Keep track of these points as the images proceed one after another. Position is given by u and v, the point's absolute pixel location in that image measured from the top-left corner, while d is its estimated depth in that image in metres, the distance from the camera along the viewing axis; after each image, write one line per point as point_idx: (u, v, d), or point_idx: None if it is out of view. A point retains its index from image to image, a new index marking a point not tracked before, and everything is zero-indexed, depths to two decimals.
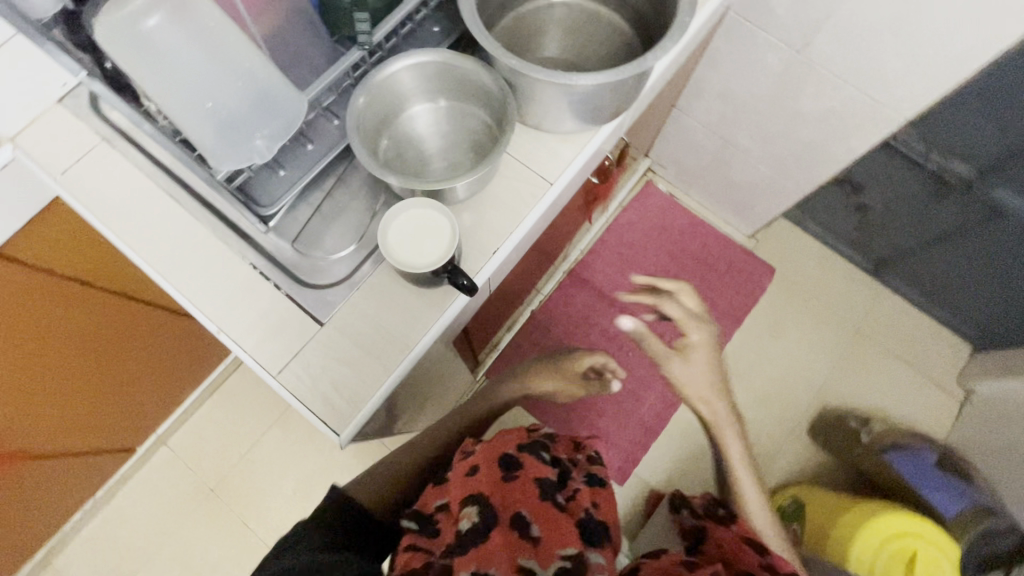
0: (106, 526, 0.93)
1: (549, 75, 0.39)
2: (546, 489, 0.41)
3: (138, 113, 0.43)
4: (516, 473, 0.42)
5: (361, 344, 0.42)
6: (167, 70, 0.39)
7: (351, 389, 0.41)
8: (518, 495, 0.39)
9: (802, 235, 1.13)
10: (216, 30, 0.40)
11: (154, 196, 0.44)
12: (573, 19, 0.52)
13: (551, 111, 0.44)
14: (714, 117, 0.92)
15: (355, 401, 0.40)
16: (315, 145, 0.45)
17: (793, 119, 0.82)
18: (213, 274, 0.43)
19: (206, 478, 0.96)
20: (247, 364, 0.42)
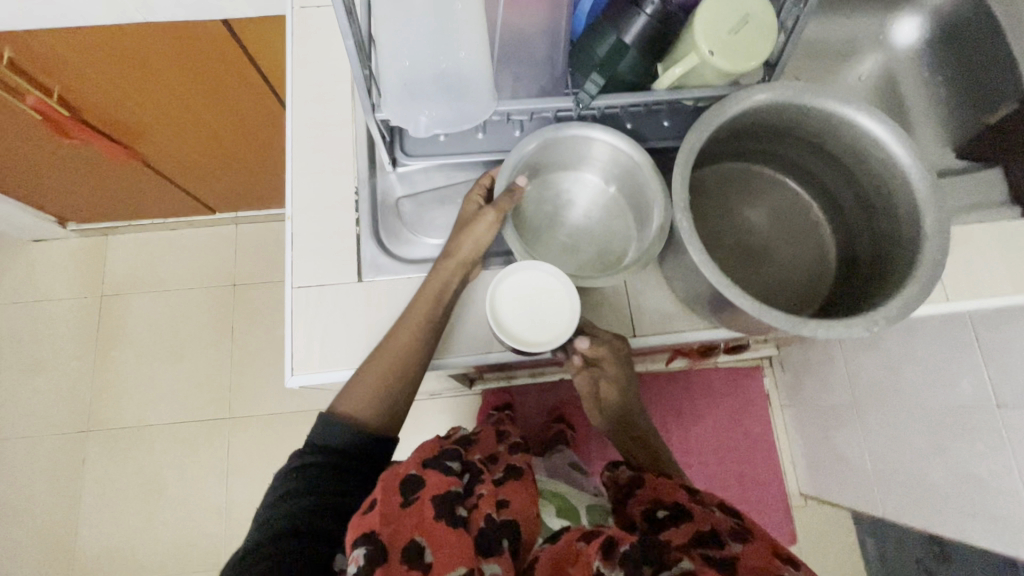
0: (156, 250, 1.06)
1: (707, 268, 0.34)
2: (452, 495, 0.36)
3: None
4: (416, 494, 0.35)
5: (371, 320, 0.41)
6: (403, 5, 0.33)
7: (341, 343, 0.41)
8: (424, 506, 0.35)
9: (853, 543, 0.97)
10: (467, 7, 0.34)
11: (341, 75, 0.47)
12: (791, 209, 0.46)
13: (687, 284, 0.39)
14: (862, 375, 0.78)
15: (333, 356, 0.41)
16: (484, 137, 0.43)
17: (936, 437, 0.68)
18: (326, 168, 0.45)
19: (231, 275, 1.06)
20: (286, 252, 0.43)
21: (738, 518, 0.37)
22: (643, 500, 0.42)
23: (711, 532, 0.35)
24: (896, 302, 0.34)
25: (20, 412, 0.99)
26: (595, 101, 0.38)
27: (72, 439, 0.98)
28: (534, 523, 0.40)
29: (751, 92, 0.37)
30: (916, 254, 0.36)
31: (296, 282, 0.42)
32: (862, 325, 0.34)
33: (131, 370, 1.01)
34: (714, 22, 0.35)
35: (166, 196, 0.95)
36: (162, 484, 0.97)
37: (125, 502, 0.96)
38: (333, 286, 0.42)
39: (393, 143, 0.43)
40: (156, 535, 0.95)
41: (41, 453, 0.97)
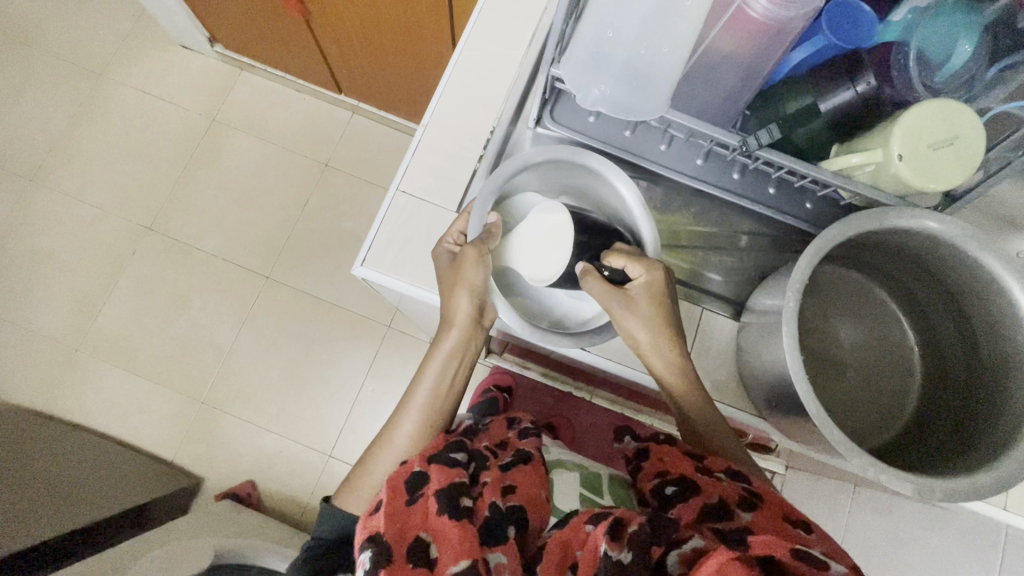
0: (276, 101, 1.11)
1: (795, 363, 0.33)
2: (454, 489, 0.38)
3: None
4: (421, 492, 0.38)
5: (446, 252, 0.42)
6: None
7: (413, 263, 0.42)
8: (424, 510, 0.37)
9: None
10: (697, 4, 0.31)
11: (525, 17, 0.47)
12: (888, 342, 0.44)
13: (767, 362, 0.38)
14: (858, 533, 0.74)
15: (403, 271, 0.42)
16: (629, 135, 0.43)
17: None
18: (473, 99, 0.45)
19: (328, 152, 1.09)
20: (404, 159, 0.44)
21: (745, 481, 0.38)
22: (648, 473, 0.42)
23: (719, 505, 0.35)
24: (955, 482, 0.32)
25: (104, 185, 1.07)
26: (760, 151, 0.36)
27: (133, 229, 1.05)
28: (545, 506, 0.41)
29: (917, 213, 0.34)
30: (1004, 450, 0.33)
31: (403, 186, 0.43)
32: (910, 486, 0.31)
33: (207, 195, 1.07)
34: (917, 130, 0.33)
35: (307, 58, 0.98)
36: (186, 303, 1.03)
37: (150, 303, 1.02)
38: (433, 206, 0.43)
39: (548, 103, 0.42)
40: (162, 344, 1.01)
41: (103, 229, 1.05)
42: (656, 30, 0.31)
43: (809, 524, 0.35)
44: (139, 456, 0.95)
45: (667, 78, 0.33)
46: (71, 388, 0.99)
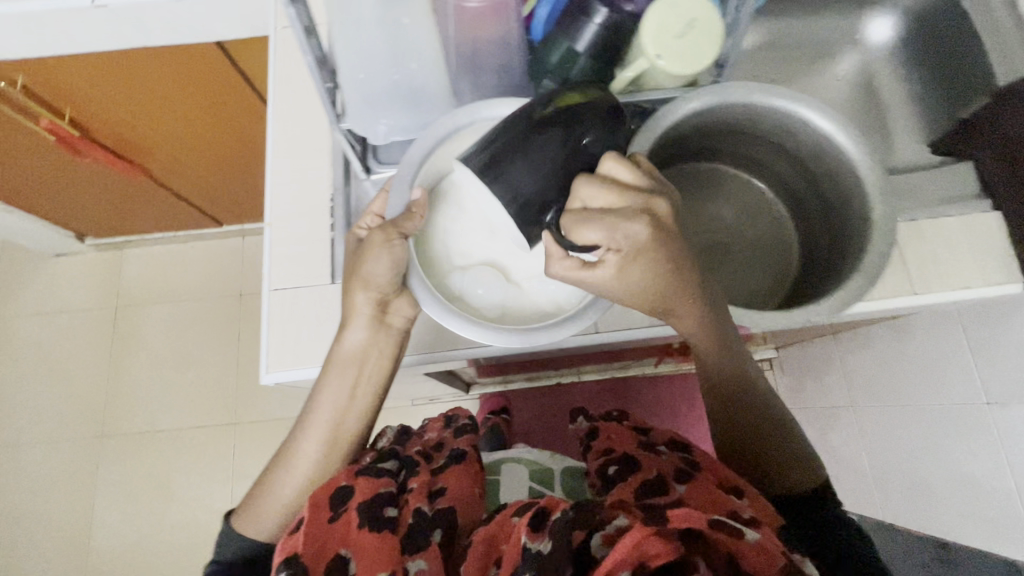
0: (169, 263, 1.11)
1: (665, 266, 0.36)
2: (378, 502, 0.39)
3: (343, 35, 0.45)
4: (345, 506, 0.39)
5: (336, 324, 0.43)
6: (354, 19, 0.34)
7: (312, 348, 0.43)
8: (345, 525, 0.37)
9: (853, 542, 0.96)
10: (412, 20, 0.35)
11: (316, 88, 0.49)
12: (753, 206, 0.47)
13: None
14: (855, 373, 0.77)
15: (306, 360, 0.43)
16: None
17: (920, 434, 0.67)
18: (305, 180, 0.47)
19: (239, 283, 1.09)
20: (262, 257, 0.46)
21: (684, 455, 0.45)
22: (598, 450, 0.49)
23: (656, 477, 0.41)
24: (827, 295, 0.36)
25: (40, 421, 1.04)
26: None
27: (88, 445, 1.02)
28: (473, 505, 0.45)
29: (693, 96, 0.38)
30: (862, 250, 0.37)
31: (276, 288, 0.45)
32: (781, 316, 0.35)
33: (144, 378, 1.06)
34: (662, 26, 0.37)
35: (176, 211, 0.99)
36: (171, 487, 1.00)
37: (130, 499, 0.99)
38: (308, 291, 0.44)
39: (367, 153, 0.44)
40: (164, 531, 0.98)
41: (62, 455, 1.02)
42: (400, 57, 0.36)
43: (742, 489, 0.39)
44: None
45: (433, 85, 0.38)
46: None
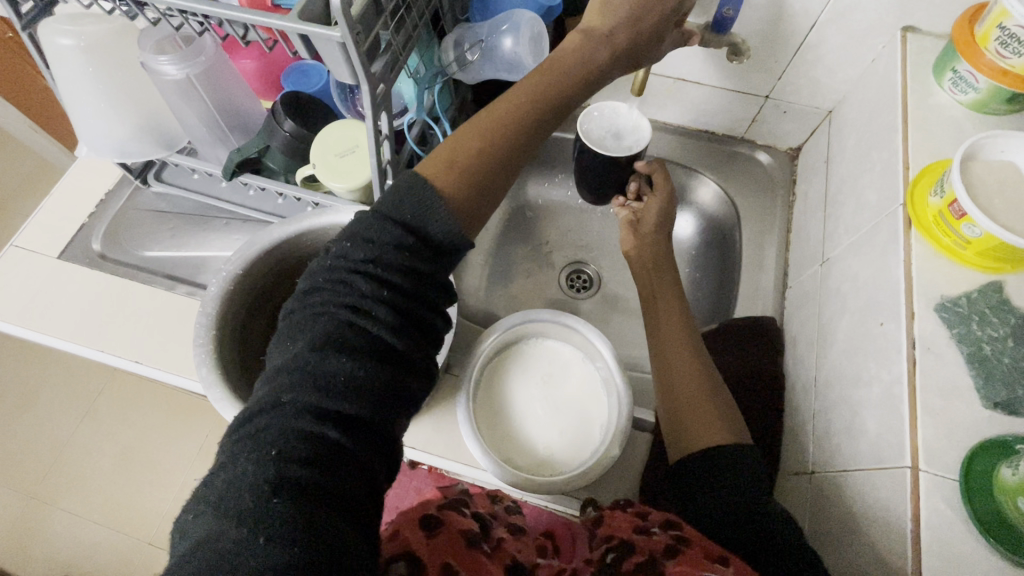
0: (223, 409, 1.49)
1: (477, 447, 0.65)
2: (466, 540, 0.53)
3: (301, 194, 0.74)
4: (437, 530, 0.53)
5: (160, 304, 0.80)
6: (252, 249, 0.67)
7: (143, 336, 0.77)
8: (449, 546, 0.51)
9: None
10: (273, 235, 0.68)
11: (213, 200, 0.86)
12: (509, 375, 0.74)
13: (542, 438, 0.69)
14: None
15: (141, 337, 0.77)
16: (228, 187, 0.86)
17: None
18: (190, 251, 0.86)
19: None
20: (157, 279, 0.83)
21: (675, 533, 0.51)
22: (599, 536, 0.55)
23: (649, 555, 0.48)
24: (559, 480, 0.63)
25: None
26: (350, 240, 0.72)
27: (146, 432, 1.46)
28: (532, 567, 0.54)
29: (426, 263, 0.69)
30: (501, 398, 0.72)
31: (94, 242, 0.85)
32: (506, 472, 0.64)
33: None
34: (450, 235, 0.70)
35: None
36: (124, 482, 1.42)
37: (92, 490, 1.41)
38: (133, 341, 0.77)
39: (274, 285, 0.74)
40: (111, 540, 1.37)
41: (104, 420, 1.48)
42: (258, 239, 0.68)
43: (729, 559, 0.47)
44: (70, 560, 1.36)
45: (280, 256, 0.71)
46: (50, 491, 1.42)
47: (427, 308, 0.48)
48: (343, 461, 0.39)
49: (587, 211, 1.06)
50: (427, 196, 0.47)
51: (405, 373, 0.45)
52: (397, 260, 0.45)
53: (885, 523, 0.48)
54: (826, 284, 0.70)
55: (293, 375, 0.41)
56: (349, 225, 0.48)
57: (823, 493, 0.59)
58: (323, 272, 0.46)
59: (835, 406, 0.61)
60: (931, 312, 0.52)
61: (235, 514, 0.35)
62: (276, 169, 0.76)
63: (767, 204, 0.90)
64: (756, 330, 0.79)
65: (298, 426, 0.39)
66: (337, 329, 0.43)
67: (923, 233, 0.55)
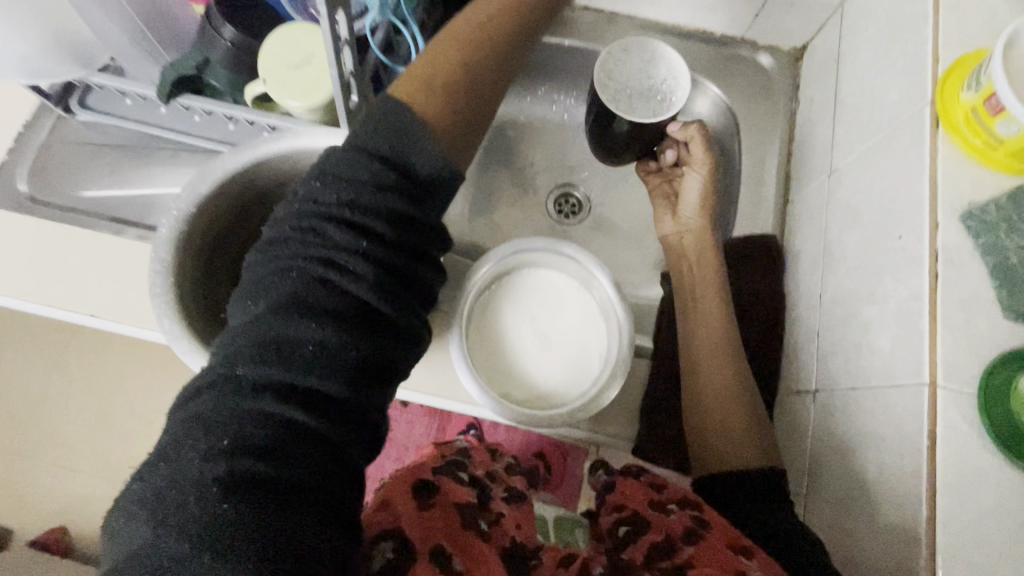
0: None
1: (472, 385, 0.62)
2: (462, 518, 0.50)
3: (253, 116, 0.64)
4: (431, 501, 0.51)
5: (106, 250, 0.71)
6: (202, 184, 0.59)
7: (94, 287, 0.70)
8: (440, 524, 0.49)
9: None
10: (225, 168, 0.60)
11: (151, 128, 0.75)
12: (502, 309, 0.69)
13: (540, 371, 0.67)
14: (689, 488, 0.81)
15: (92, 288, 0.70)
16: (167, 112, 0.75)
17: None
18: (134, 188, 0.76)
19: None
20: (100, 222, 0.74)
21: (693, 514, 0.54)
22: (614, 505, 0.61)
23: (667, 538, 0.52)
24: (562, 414, 0.61)
25: None
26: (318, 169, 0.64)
27: (121, 383, 1.41)
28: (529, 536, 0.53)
29: None
30: (495, 332, 0.68)
31: (19, 184, 0.75)
32: (506, 410, 0.62)
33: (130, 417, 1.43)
34: None
35: None
36: (106, 434, 1.38)
37: (74, 444, 1.38)
38: (84, 293, 0.69)
39: (235, 224, 0.66)
40: (104, 490, 1.36)
41: (75, 374, 1.41)
42: (208, 172, 0.59)
43: (751, 550, 0.49)
44: (64, 511, 1.35)
45: (237, 190, 0.62)
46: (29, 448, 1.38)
47: (417, 262, 0.41)
48: (313, 450, 0.34)
49: (574, 128, 0.98)
50: (411, 122, 0.41)
51: (391, 341, 0.38)
52: (377, 204, 0.38)
53: (897, 440, 0.47)
54: (835, 196, 0.66)
55: (254, 343, 0.35)
56: (320, 161, 0.40)
57: (826, 410, 0.59)
58: (290, 217, 0.39)
59: (841, 324, 0.59)
60: (956, 222, 0.49)
61: (180, 511, 0.31)
62: (220, 89, 0.66)
63: (768, 112, 0.84)
64: (756, 250, 0.76)
65: (258, 409, 0.34)
66: (306, 289, 0.36)
67: (952, 136, 0.50)
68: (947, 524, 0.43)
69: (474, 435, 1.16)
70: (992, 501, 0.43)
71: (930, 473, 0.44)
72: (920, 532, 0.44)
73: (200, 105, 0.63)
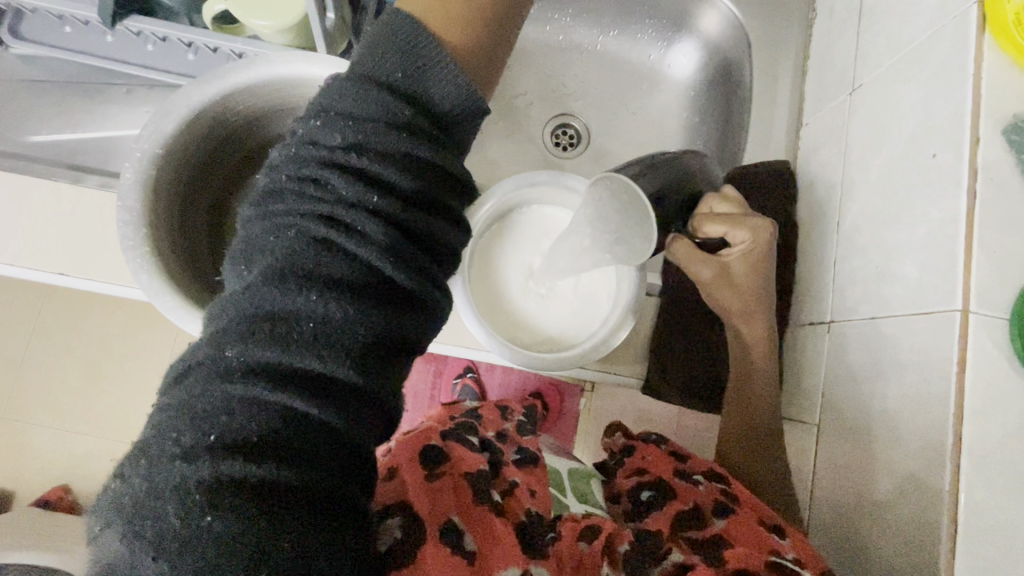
0: None
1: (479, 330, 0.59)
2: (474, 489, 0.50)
3: (214, 40, 0.56)
4: (440, 471, 0.50)
5: (65, 200, 0.65)
6: (163, 122, 0.52)
7: (57, 241, 0.64)
8: (452, 497, 0.49)
9: None
10: (186, 102, 0.53)
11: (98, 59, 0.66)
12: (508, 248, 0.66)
13: (548, 312, 0.64)
14: None
15: (55, 243, 0.64)
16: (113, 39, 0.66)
17: None
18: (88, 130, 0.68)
19: None
20: (54, 170, 0.66)
21: (721, 487, 0.57)
22: (633, 468, 0.62)
23: (694, 508, 0.54)
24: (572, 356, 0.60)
25: None
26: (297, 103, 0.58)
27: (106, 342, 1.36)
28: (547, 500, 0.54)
29: None
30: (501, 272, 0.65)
31: None
32: (516, 355, 0.59)
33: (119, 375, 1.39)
34: None
35: None
36: (96, 393, 1.35)
37: (65, 404, 1.35)
38: (46, 249, 0.63)
39: (207, 167, 0.60)
40: (100, 449, 1.35)
41: (54, 335, 1.36)
42: (169, 108, 0.52)
43: (783, 528, 0.52)
44: (63, 471, 1.34)
45: (205, 128, 0.56)
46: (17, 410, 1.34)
47: (434, 218, 0.34)
48: (317, 449, 0.29)
49: (570, 50, 0.89)
50: (422, 44, 0.35)
51: (407, 317, 0.33)
52: (387, 148, 0.33)
53: (922, 366, 0.46)
54: (858, 114, 0.61)
55: (246, 313, 0.30)
56: (320, 96, 0.35)
57: (843, 341, 0.57)
58: (287, 165, 0.33)
59: (862, 251, 0.57)
60: (998, 135, 0.45)
61: (158, 506, 0.27)
62: (173, 8, 0.57)
63: (783, 25, 0.77)
64: (769, 177, 0.72)
65: (252, 399, 0.29)
66: (302, 251, 0.31)
67: (997, 38, 0.46)
68: (972, 446, 0.43)
69: (472, 378, 1.16)
70: (1018, 423, 0.43)
71: (958, 398, 0.43)
72: (945, 457, 0.43)
73: (149, 27, 0.55)
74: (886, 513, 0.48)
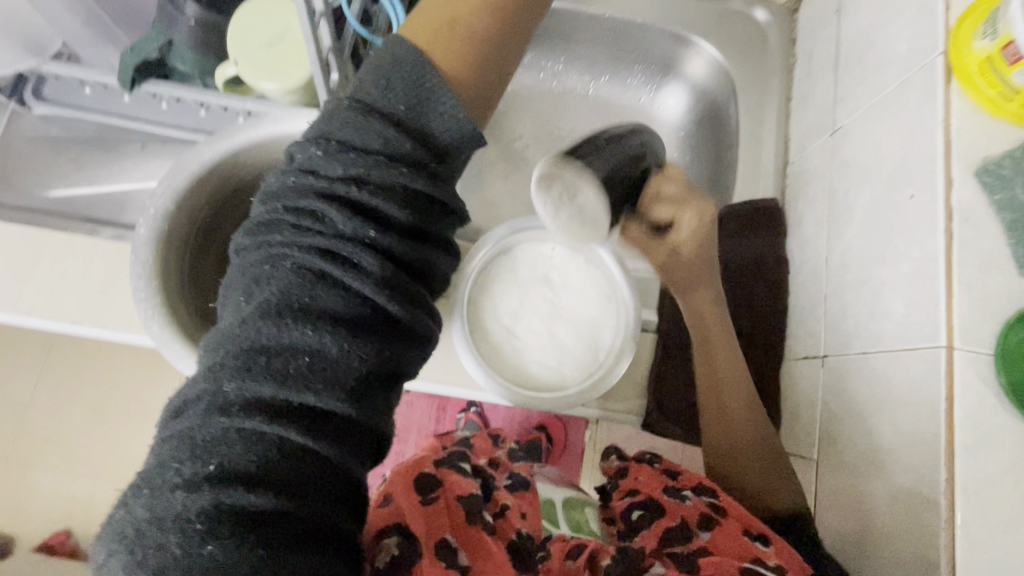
0: None
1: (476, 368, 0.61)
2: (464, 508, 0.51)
3: (224, 101, 0.60)
4: (434, 496, 0.51)
5: (80, 252, 0.67)
6: (176, 178, 0.55)
7: (71, 290, 0.66)
8: (444, 517, 0.49)
9: None
10: (197, 158, 0.56)
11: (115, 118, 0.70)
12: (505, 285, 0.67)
13: (544, 348, 0.66)
14: None
15: (69, 292, 0.66)
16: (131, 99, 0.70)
17: None
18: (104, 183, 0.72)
19: None
20: (70, 222, 0.69)
21: (710, 500, 0.56)
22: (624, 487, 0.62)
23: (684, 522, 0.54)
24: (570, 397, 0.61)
25: None
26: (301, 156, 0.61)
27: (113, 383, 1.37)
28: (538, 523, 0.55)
29: None
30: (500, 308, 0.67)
31: None
32: (512, 394, 0.61)
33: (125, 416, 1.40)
34: None
35: None
36: (102, 435, 1.36)
37: (70, 447, 1.35)
38: (61, 300, 0.66)
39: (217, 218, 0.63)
40: (104, 492, 1.34)
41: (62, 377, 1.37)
42: (182, 165, 0.55)
43: (769, 537, 0.53)
44: (66, 515, 1.33)
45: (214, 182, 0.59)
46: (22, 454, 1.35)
47: (423, 247, 0.36)
48: (313, 474, 0.31)
49: (564, 95, 0.93)
50: (422, 77, 0.37)
51: (398, 344, 0.34)
52: (380, 183, 0.34)
53: (913, 400, 0.47)
54: (841, 154, 0.64)
55: (245, 344, 0.32)
56: (318, 125, 0.36)
57: (837, 375, 0.58)
58: (283, 196, 0.35)
59: (851, 286, 0.58)
60: (971, 177, 0.47)
61: (160, 536, 0.28)
62: (188, 72, 0.61)
63: (765, 70, 0.81)
64: (759, 213, 0.74)
65: (249, 429, 0.30)
66: (298, 283, 0.32)
67: (964, 85, 0.48)
68: (966, 481, 0.43)
69: (476, 413, 1.16)
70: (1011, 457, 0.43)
71: (949, 433, 0.44)
72: (940, 493, 0.44)
73: (165, 90, 0.59)
74: (887, 550, 0.48)
